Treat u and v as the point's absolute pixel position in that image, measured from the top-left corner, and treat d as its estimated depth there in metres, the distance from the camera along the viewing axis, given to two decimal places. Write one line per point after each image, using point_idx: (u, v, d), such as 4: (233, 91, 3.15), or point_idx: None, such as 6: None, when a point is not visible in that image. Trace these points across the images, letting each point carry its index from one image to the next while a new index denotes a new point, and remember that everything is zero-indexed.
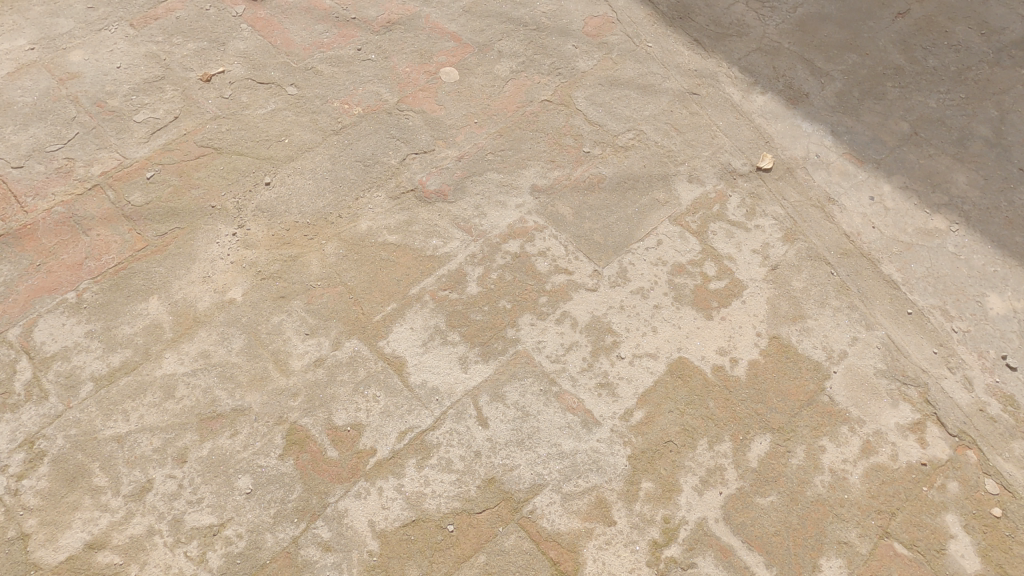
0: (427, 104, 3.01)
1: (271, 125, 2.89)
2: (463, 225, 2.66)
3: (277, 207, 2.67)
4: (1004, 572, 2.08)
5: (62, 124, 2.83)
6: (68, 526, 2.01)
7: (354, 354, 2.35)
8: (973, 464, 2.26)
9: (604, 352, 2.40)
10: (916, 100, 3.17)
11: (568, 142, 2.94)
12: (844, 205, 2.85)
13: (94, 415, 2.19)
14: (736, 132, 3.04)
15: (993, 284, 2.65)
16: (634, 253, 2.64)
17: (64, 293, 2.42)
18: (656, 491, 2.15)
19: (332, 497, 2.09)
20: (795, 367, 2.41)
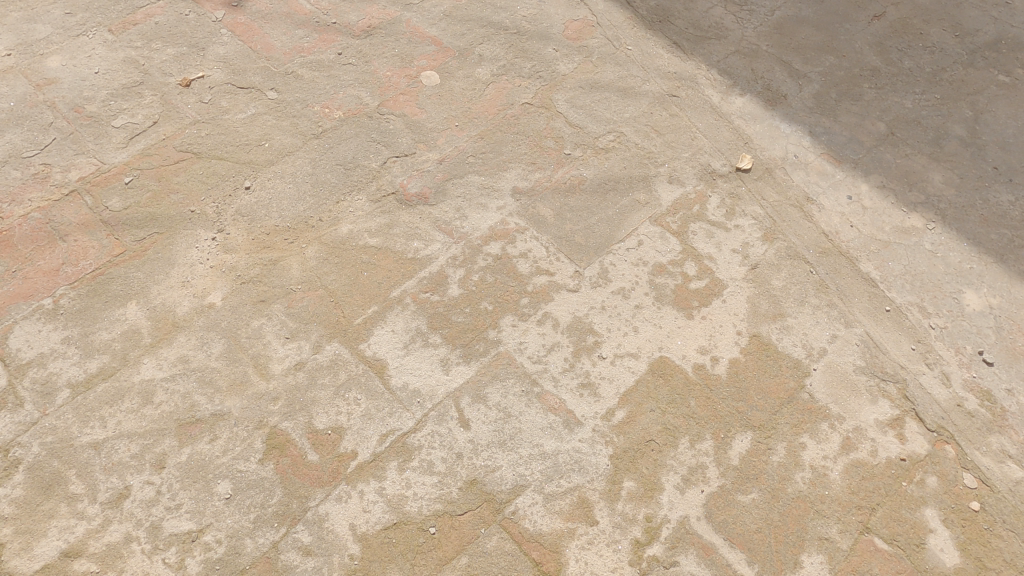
0: (408, 108, 3.02)
1: (251, 130, 2.89)
2: (445, 228, 2.66)
3: (257, 211, 2.66)
4: (983, 565, 2.09)
5: (39, 130, 2.81)
6: (43, 534, 1.99)
7: (335, 357, 2.34)
8: (952, 459, 2.28)
9: (586, 353, 2.41)
10: (892, 100, 3.21)
11: (549, 144, 2.95)
12: (823, 204, 2.87)
13: (71, 422, 2.17)
14: (716, 133, 3.06)
15: (969, 280, 2.68)
16: (615, 253, 2.65)
17: (40, 299, 2.40)
18: (638, 491, 2.15)
19: (313, 501, 2.08)
20: (775, 364, 2.42)
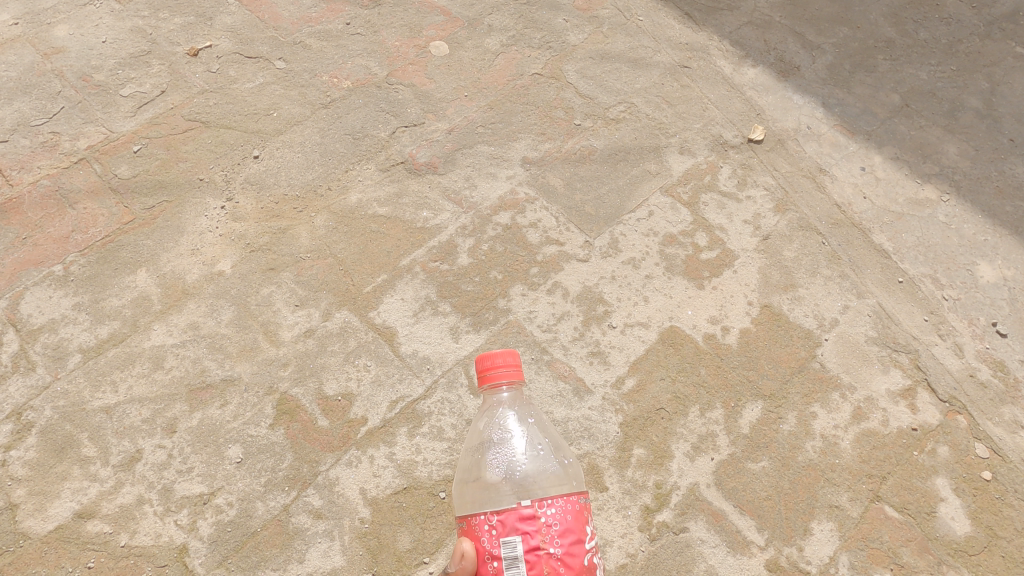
0: (417, 78, 2.99)
1: (259, 99, 2.87)
2: (454, 197, 2.65)
3: (266, 180, 2.65)
4: (994, 533, 2.09)
5: (47, 98, 2.80)
6: (57, 496, 2.00)
7: (344, 325, 2.33)
8: (963, 429, 2.26)
9: (596, 322, 2.40)
10: (907, 72, 3.17)
11: (558, 114, 2.93)
12: (836, 175, 2.84)
13: (82, 386, 2.18)
14: (727, 104, 3.03)
15: (983, 252, 2.66)
16: (625, 224, 2.63)
17: (51, 266, 2.40)
18: (648, 458, 2.15)
19: (323, 465, 2.08)
20: (786, 334, 2.41)
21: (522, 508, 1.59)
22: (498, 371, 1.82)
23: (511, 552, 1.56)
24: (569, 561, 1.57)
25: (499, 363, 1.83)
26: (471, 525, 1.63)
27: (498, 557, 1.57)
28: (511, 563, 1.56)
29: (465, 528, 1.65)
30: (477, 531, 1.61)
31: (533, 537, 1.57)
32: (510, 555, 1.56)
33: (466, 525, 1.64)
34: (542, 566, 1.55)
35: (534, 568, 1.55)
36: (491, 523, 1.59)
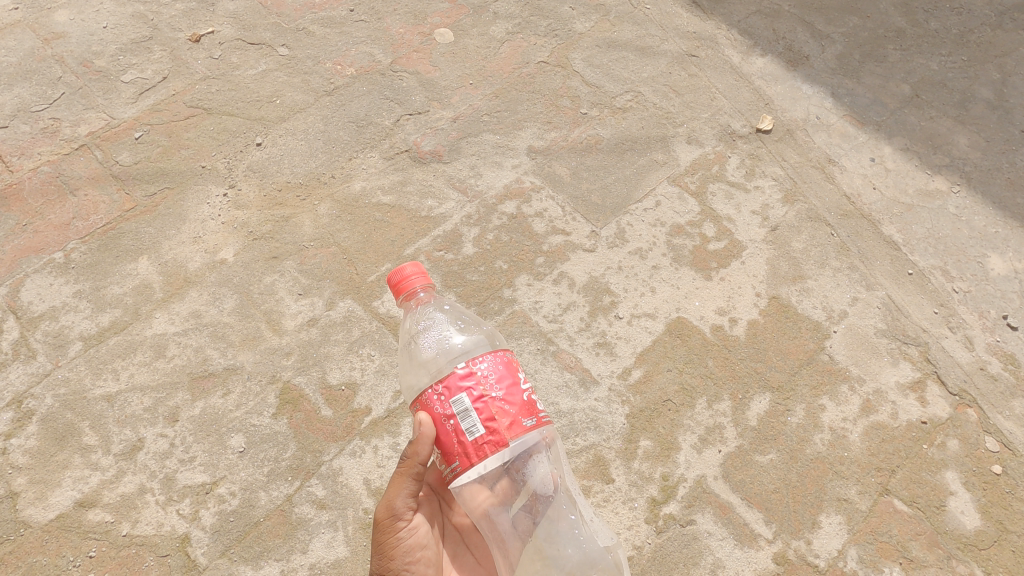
0: (421, 66, 2.95)
1: (262, 86, 2.84)
2: (459, 186, 2.62)
3: (269, 167, 2.62)
4: (1004, 528, 2.07)
5: (47, 84, 2.77)
6: (58, 485, 1.98)
7: (348, 314, 2.31)
8: (974, 422, 2.24)
9: (602, 313, 2.37)
10: (918, 62, 3.13)
11: (565, 103, 2.89)
12: (845, 166, 2.81)
13: (83, 374, 2.15)
14: (735, 94, 2.99)
15: (994, 244, 2.63)
16: (631, 214, 2.60)
17: (51, 253, 2.37)
18: (654, 449, 2.13)
19: (326, 455, 2.06)
20: (794, 326, 2.38)
21: (459, 368, 1.45)
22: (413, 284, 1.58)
23: (462, 410, 1.42)
24: (516, 400, 1.44)
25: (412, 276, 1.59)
26: (422, 400, 1.48)
27: (451, 418, 1.43)
28: (465, 419, 1.41)
29: (417, 407, 1.50)
30: (426, 403, 1.47)
31: (478, 389, 1.43)
32: (461, 412, 1.42)
33: (416, 403, 1.50)
34: (492, 410, 1.41)
35: (486, 414, 1.41)
36: (436, 392, 1.45)
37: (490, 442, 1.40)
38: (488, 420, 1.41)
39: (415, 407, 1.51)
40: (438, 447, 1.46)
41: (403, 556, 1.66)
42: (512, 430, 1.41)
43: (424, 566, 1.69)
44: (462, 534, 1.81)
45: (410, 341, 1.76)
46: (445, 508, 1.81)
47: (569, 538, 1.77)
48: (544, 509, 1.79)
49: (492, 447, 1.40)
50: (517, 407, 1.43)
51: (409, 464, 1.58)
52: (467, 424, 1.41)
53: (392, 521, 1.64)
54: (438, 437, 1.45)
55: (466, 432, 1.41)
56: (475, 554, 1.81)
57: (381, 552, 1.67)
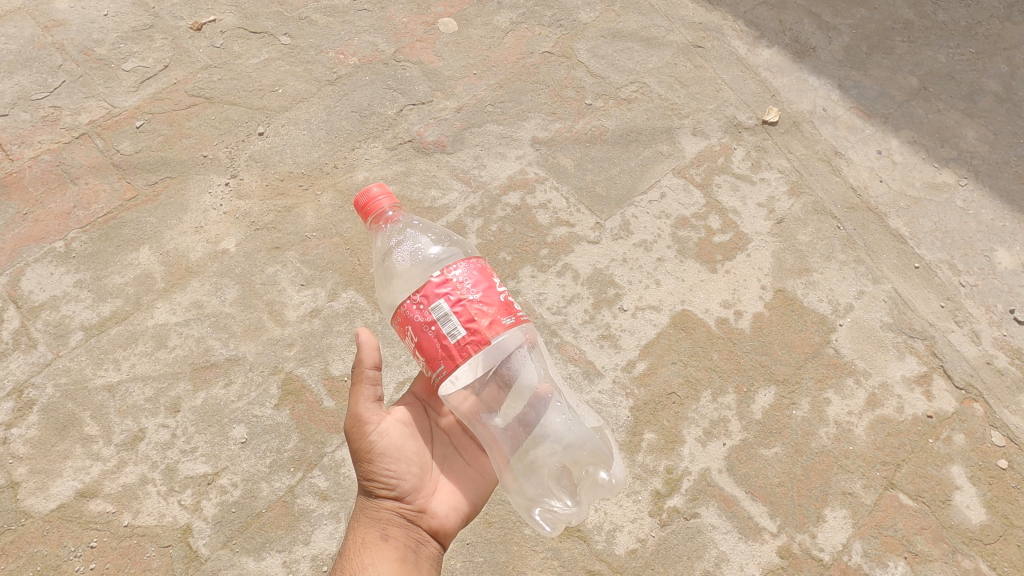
0: (424, 56, 2.93)
1: (264, 75, 2.81)
2: (462, 177, 2.60)
3: (271, 157, 2.60)
4: (1009, 522, 2.06)
5: (47, 72, 2.74)
6: (59, 474, 1.97)
7: (350, 305, 2.29)
8: (980, 417, 2.22)
9: (606, 305, 2.36)
10: (925, 55, 3.10)
11: (569, 94, 2.87)
12: (852, 158, 2.79)
13: (84, 364, 2.14)
14: (741, 85, 2.97)
15: (1001, 238, 2.61)
16: (636, 205, 2.58)
17: (52, 242, 2.35)
18: (658, 442, 2.12)
19: (329, 447, 2.05)
20: (800, 319, 2.37)
21: (435, 277, 1.47)
22: (379, 203, 1.62)
23: (442, 315, 1.43)
24: (494, 301, 1.46)
25: (378, 196, 1.63)
26: (402, 315, 1.49)
27: (433, 324, 1.44)
28: (446, 323, 1.43)
29: (398, 323, 1.51)
30: (406, 315, 1.48)
31: (455, 294, 1.45)
32: (442, 317, 1.43)
33: (396, 319, 1.51)
34: (471, 311, 1.43)
35: (465, 316, 1.43)
36: (415, 302, 1.46)
37: (474, 342, 1.42)
38: (468, 321, 1.42)
39: (396, 324, 1.52)
40: (424, 360, 1.47)
41: (383, 457, 1.59)
42: (492, 328, 1.43)
43: (408, 465, 1.61)
44: (452, 438, 1.74)
45: (384, 257, 1.79)
46: (431, 414, 1.74)
47: (561, 429, 1.82)
48: (533, 407, 1.81)
49: (475, 346, 1.42)
50: (495, 307, 1.45)
51: (360, 372, 1.59)
52: (449, 328, 1.43)
53: (364, 422, 1.58)
54: (423, 348, 1.46)
55: (448, 335, 1.43)
56: (466, 456, 1.74)
57: (363, 457, 1.61)
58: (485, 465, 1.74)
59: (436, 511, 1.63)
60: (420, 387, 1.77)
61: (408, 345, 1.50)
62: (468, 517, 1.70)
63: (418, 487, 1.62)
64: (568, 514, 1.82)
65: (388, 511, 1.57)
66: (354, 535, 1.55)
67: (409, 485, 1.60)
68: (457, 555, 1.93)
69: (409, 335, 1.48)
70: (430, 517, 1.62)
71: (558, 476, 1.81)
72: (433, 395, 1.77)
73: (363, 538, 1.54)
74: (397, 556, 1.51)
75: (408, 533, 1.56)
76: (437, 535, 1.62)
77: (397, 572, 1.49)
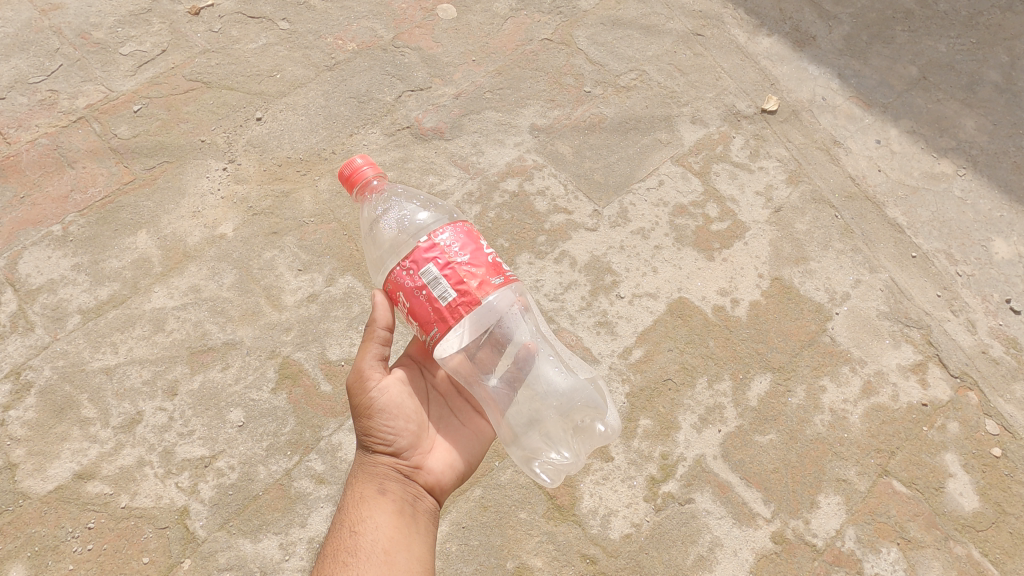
0: (423, 42, 2.92)
1: (262, 60, 2.80)
2: (460, 163, 2.60)
3: (269, 142, 2.60)
4: (1002, 510, 2.07)
5: (45, 56, 2.73)
6: (57, 456, 1.98)
7: (348, 290, 2.29)
8: (975, 405, 2.23)
9: (603, 292, 2.36)
10: (926, 44, 3.09)
11: (568, 81, 2.86)
12: (850, 148, 2.78)
13: (82, 347, 2.14)
14: (741, 74, 2.96)
15: (999, 228, 2.61)
16: (634, 193, 2.58)
17: (49, 225, 2.35)
18: (654, 428, 2.13)
19: (325, 431, 2.05)
20: (796, 308, 2.37)
21: (423, 243, 1.47)
22: (362, 174, 1.62)
23: (431, 279, 1.44)
24: (482, 262, 1.47)
25: (361, 167, 1.63)
26: (393, 282, 1.50)
27: (423, 289, 1.45)
28: (436, 286, 1.44)
29: (390, 290, 1.52)
30: (398, 282, 1.50)
31: (444, 257, 1.45)
32: (432, 281, 1.44)
33: (388, 286, 1.53)
34: (460, 274, 1.44)
35: (455, 278, 1.44)
36: (405, 268, 1.48)
37: (463, 304, 1.43)
38: (458, 283, 1.43)
39: (388, 291, 1.54)
40: (415, 325, 1.48)
41: (380, 414, 1.61)
42: (482, 289, 1.44)
43: (405, 423, 1.64)
44: (447, 399, 1.76)
45: (372, 227, 1.79)
46: (427, 374, 1.76)
47: (556, 383, 1.84)
48: (526, 365, 1.84)
49: (466, 307, 1.43)
50: (484, 268, 1.46)
51: (371, 331, 1.61)
52: (439, 292, 1.44)
53: (362, 380, 1.61)
54: (414, 313, 1.47)
55: (439, 299, 1.43)
56: (461, 417, 1.76)
57: (361, 415, 1.63)
58: (480, 425, 1.76)
59: (432, 468, 1.66)
60: (416, 349, 1.79)
61: (400, 311, 1.52)
62: (463, 476, 1.72)
63: (414, 445, 1.64)
64: (568, 466, 1.85)
65: (385, 467, 1.59)
66: (352, 491, 1.57)
67: (405, 442, 1.63)
68: (453, 538, 1.94)
69: (401, 302, 1.50)
70: (426, 473, 1.64)
71: (556, 431, 1.84)
72: (429, 356, 1.78)
73: (360, 493, 1.56)
74: (394, 508, 1.53)
75: (405, 487, 1.58)
76: (434, 491, 1.64)
77: (394, 524, 1.51)
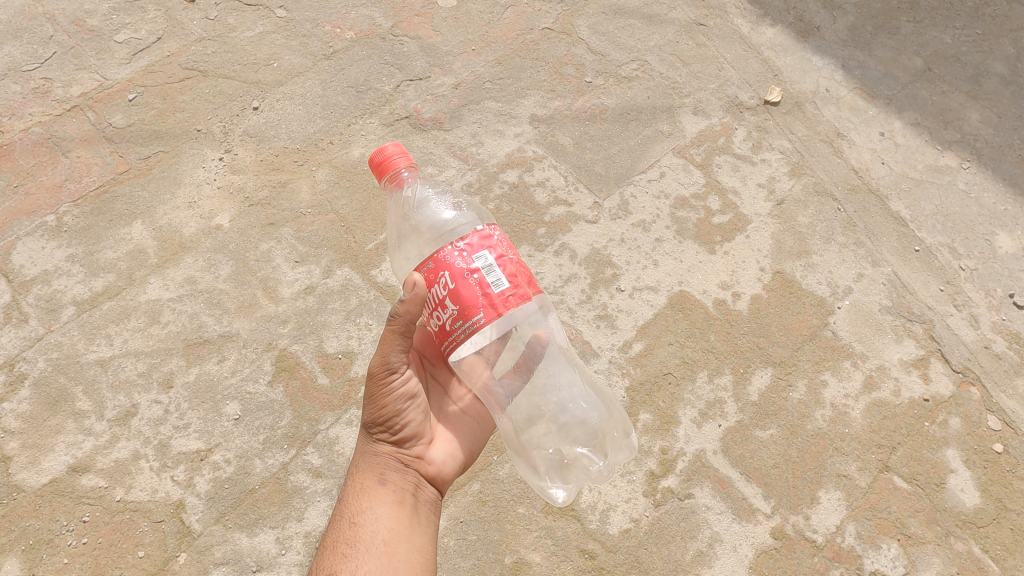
0: (422, 30, 2.88)
1: (259, 49, 2.76)
2: (460, 154, 2.57)
3: (266, 132, 2.57)
4: (1003, 506, 2.06)
5: (38, 43, 2.69)
6: (51, 449, 1.96)
7: (346, 283, 2.27)
8: (977, 401, 2.22)
9: (604, 285, 2.34)
10: (931, 35, 3.05)
11: (569, 71, 2.83)
12: (854, 140, 2.75)
13: (76, 339, 2.12)
14: (744, 65, 2.92)
15: (1003, 222, 2.58)
16: (635, 185, 2.55)
17: (43, 216, 2.33)
18: (654, 423, 2.11)
19: (322, 424, 2.04)
20: (798, 302, 2.35)
21: (480, 230, 1.45)
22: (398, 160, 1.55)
23: (486, 265, 1.41)
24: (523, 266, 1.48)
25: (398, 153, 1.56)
26: (438, 261, 1.42)
27: (476, 273, 1.40)
28: (489, 273, 1.40)
29: (429, 270, 1.43)
30: (444, 262, 1.42)
31: (498, 250, 1.44)
32: (486, 267, 1.41)
33: (427, 265, 1.44)
34: (512, 268, 1.44)
35: (508, 270, 1.43)
36: (456, 249, 1.42)
37: (511, 297, 1.41)
38: (511, 275, 1.42)
39: (425, 271, 1.44)
40: (453, 310, 1.39)
41: (392, 404, 1.59)
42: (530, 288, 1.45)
43: (411, 412, 1.62)
44: (447, 389, 1.78)
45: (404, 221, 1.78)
46: (427, 365, 1.78)
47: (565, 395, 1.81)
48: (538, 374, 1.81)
49: (517, 299, 1.41)
50: (525, 270, 1.48)
51: (397, 322, 1.51)
52: (492, 279, 1.40)
53: (381, 369, 1.57)
54: (458, 295, 1.39)
55: (491, 285, 1.39)
56: (461, 406, 1.77)
57: (372, 402, 1.60)
58: (481, 415, 1.78)
59: (434, 458, 1.66)
60: (418, 340, 1.79)
61: (434, 295, 1.42)
62: (462, 464, 1.74)
63: (417, 434, 1.64)
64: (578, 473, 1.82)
65: (387, 457, 1.58)
66: (353, 480, 1.56)
67: (411, 431, 1.62)
68: (451, 533, 1.93)
69: (441, 283, 1.41)
70: (428, 463, 1.64)
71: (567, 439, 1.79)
72: (429, 347, 1.79)
73: (361, 483, 1.54)
74: (395, 499, 1.52)
75: (407, 477, 1.57)
76: (435, 481, 1.64)
77: (395, 515, 1.49)
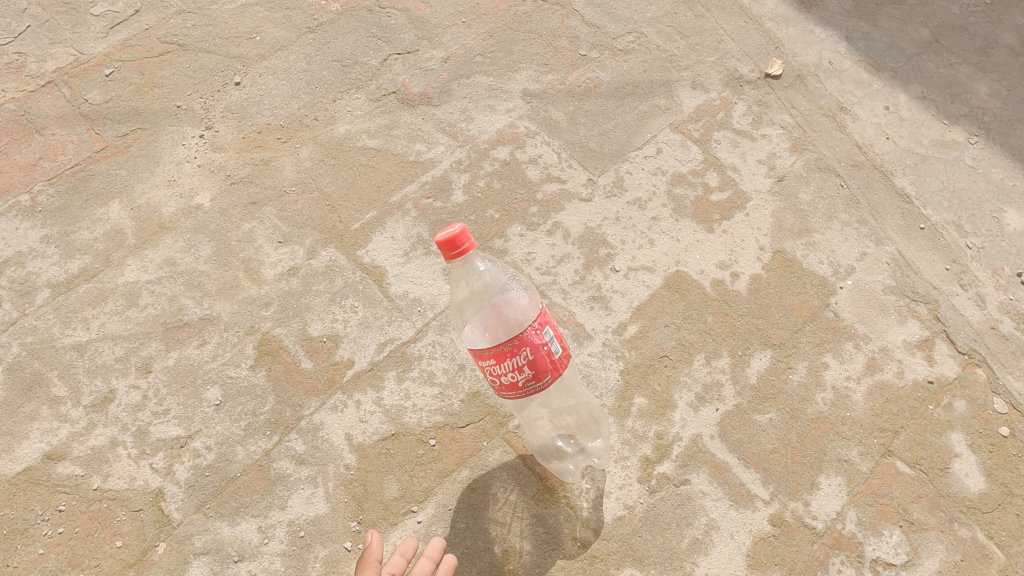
0: (410, 2, 2.77)
1: (241, 21, 2.66)
2: (449, 130, 2.48)
3: (248, 108, 2.48)
4: (1009, 491, 2.00)
5: (11, 16, 2.59)
6: (24, 436, 1.90)
7: (330, 264, 2.19)
8: (982, 383, 2.15)
9: (598, 266, 2.26)
10: (938, 5, 2.94)
11: (563, 44, 2.73)
12: (857, 114, 2.66)
13: (51, 323, 2.05)
14: (744, 37, 2.82)
15: (1011, 198, 2.50)
16: (631, 161, 2.47)
17: (17, 196, 2.25)
18: (649, 407, 2.04)
19: (306, 410, 1.97)
20: (799, 282, 2.27)
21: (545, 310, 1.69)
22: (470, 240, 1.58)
23: (551, 338, 1.66)
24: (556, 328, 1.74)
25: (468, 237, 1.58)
26: (526, 330, 1.63)
27: (545, 344, 1.65)
28: (553, 342, 1.67)
29: (513, 344, 1.59)
30: (527, 339, 1.62)
31: (552, 323, 1.70)
32: (551, 339, 1.66)
33: (512, 341, 1.59)
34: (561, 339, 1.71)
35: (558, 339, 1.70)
36: (535, 327, 1.64)
37: (563, 359, 1.73)
38: (562, 346, 1.72)
39: (507, 344, 1.60)
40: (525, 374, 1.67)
41: None
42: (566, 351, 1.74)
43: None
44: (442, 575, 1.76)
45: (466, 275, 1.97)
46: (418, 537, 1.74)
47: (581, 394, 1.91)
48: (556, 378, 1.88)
49: (563, 365, 1.73)
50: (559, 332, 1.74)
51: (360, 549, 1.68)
52: (554, 347, 1.68)
53: None
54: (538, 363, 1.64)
55: (553, 353, 1.68)
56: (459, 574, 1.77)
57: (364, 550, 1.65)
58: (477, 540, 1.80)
59: None
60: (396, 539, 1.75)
61: (513, 362, 1.62)
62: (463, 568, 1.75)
63: None
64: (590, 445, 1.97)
65: None
66: None
67: None
68: (439, 521, 1.87)
69: (521, 355, 1.62)
70: None
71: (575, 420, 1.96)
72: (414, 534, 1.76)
73: None
74: None
75: None
76: None
77: None
